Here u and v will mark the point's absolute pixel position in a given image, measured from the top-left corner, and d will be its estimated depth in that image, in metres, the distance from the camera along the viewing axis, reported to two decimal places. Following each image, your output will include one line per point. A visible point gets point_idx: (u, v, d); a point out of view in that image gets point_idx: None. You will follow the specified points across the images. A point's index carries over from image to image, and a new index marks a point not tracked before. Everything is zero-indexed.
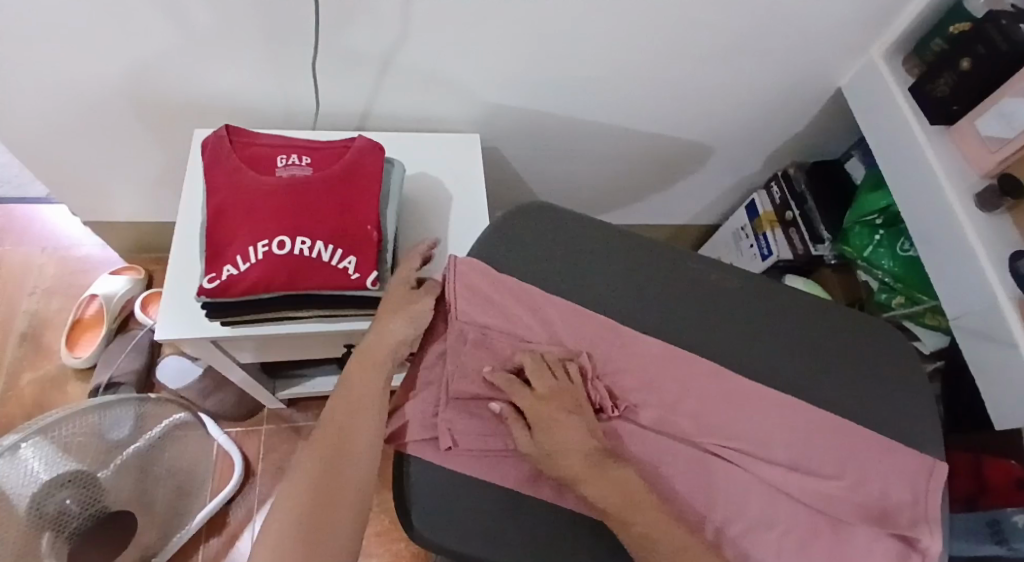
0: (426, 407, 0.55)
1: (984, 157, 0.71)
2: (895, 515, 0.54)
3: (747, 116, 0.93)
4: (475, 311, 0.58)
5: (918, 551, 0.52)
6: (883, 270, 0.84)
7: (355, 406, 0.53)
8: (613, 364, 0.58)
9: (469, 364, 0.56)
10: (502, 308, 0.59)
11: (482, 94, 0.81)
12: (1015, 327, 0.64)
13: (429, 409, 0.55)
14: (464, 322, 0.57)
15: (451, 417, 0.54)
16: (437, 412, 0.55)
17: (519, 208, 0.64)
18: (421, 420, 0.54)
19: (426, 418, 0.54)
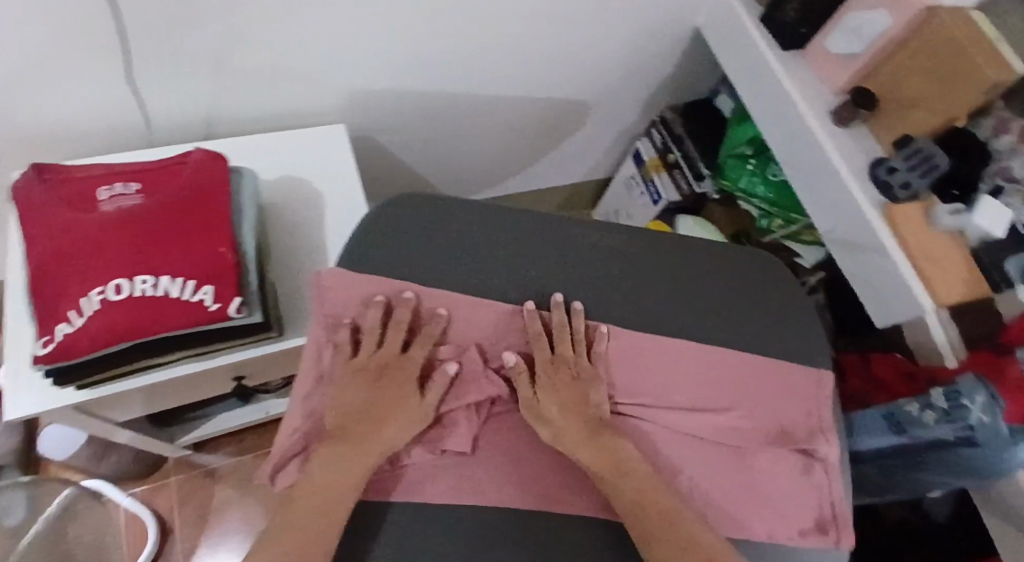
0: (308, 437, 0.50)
1: (837, 75, 0.75)
2: (791, 433, 0.56)
3: (619, 66, 0.92)
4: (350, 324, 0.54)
5: (818, 460, 0.55)
6: (759, 197, 0.89)
7: (360, 455, 0.49)
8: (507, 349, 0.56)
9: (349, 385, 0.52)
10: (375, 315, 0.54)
11: (338, 85, 0.75)
12: (880, 234, 0.69)
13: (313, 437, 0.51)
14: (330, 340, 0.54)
15: None
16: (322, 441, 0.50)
17: (390, 201, 0.61)
18: (297, 452, 0.50)
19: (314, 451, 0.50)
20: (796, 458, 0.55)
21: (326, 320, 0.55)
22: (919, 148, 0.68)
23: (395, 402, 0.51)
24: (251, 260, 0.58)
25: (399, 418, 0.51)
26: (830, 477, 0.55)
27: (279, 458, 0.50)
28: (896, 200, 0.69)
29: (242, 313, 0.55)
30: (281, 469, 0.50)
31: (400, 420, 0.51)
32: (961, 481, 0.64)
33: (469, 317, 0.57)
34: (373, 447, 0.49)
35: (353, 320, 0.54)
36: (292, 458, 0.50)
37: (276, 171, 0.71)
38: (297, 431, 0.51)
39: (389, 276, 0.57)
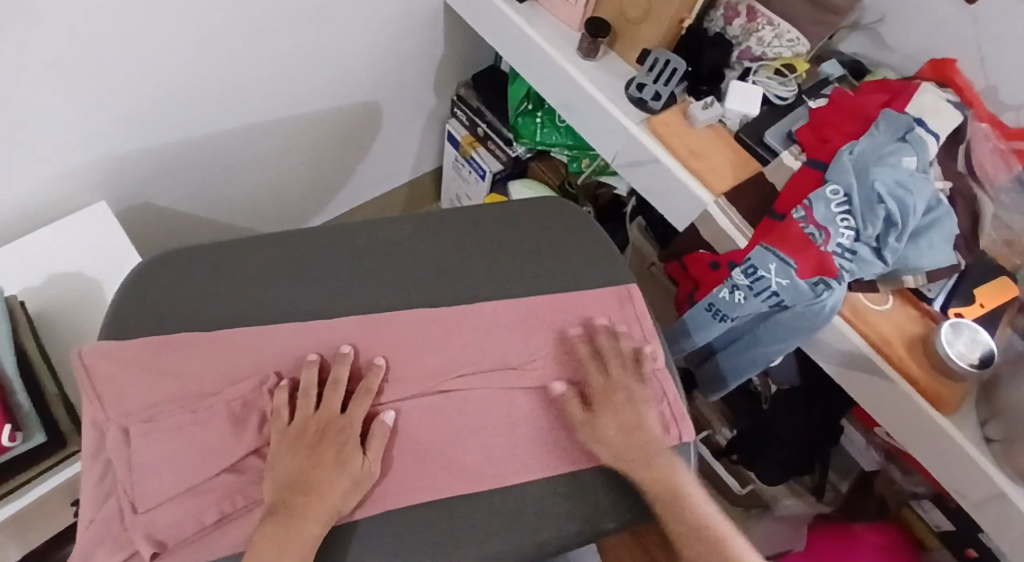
0: (113, 521, 0.45)
1: (570, 13, 0.78)
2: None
3: (388, 59, 0.92)
4: (129, 399, 0.49)
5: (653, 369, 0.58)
6: (558, 145, 0.94)
7: (318, 462, 0.47)
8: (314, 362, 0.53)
9: (146, 459, 0.47)
10: (165, 375, 0.50)
11: (81, 168, 0.72)
12: (649, 145, 0.72)
13: (118, 518, 0.46)
14: (113, 420, 0.48)
15: (150, 518, 0.45)
16: (128, 522, 0.45)
17: (164, 256, 0.58)
18: (98, 550, 0.44)
19: (118, 536, 0.45)
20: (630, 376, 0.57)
21: (98, 396, 0.49)
22: (656, 59, 0.74)
23: (339, 456, 0.47)
24: (17, 381, 0.56)
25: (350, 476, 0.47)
26: (664, 383, 0.58)
27: (81, 551, 0.44)
28: (654, 112, 0.73)
29: (19, 439, 0.53)
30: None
31: (339, 481, 0.46)
32: (791, 342, 0.69)
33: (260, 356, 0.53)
34: (323, 504, 0.45)
35: (131, 388, 0.49)
36: (97, 548, 0.45)
37: (39, 275, 0.67)
38: (101, 517, 0.46)
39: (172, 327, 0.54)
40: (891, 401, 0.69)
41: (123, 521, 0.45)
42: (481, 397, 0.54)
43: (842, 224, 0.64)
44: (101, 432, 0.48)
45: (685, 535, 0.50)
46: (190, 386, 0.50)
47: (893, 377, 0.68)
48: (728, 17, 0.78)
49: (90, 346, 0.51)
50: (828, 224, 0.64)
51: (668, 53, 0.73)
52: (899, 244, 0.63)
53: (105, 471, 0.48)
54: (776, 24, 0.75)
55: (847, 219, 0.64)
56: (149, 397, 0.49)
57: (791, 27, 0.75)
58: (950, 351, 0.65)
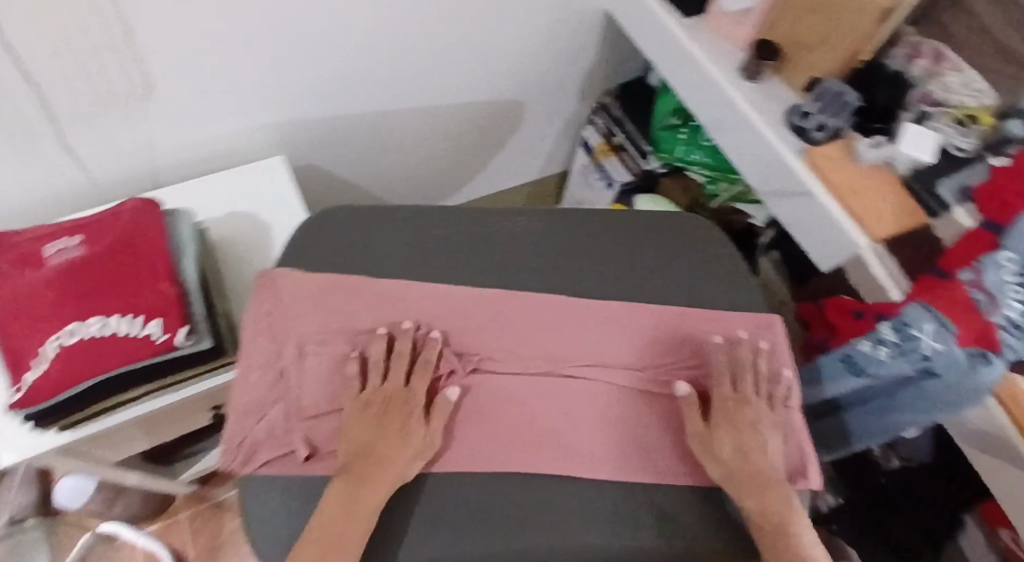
0: (275, 423, 0.54)
1: (737, 32, 0.76)
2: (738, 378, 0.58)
3: (542, 60, 0.95)
4: (299, 322, 0.56)
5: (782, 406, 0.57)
6: (698, 164, 0.92)
7: (392, 448, 0.51)
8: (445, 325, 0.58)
9: (310, 377, 0.55)
10: (328, 308, 0.57)
11: (262, 123, 0.80)
12: (803, 177, 0.70)
13: (280, 421, 0.54)
14: (286, 338, 0.56)
15: (305, 428, 0.54)
16: (291, 425, 0.54)
17: (320, 211, 0.64)
18: (261, 442, 0.54)
19: (276, 435, 0.54)
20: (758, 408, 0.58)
21: (275, 317, 0.56)
22: (827, 88, 0.70)
23: (402, 431, 0.52)
24: (195, 290, 0.63)
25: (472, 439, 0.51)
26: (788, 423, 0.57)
27: (250, 441, 0.53)
28: (816, 142, 0.71)
29: (188, 340, 0.59)
30: (252, 452, 0.53)
31: (402, 452, 0.51)
32: (933, 415, 0.64)
33: (404, 305, 0.58)
34: (387, 473, 0.50)
35: (299, 316, 0.57)
36: (262, 443, 0.54)
37: (222, 209, 0.75)
38: (264, 418, 0.54)
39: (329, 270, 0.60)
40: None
41: (285, 424, 0.54)
42: (602, 390, 0.56)
43: (1013, 295, 0.57)
44: (272, 344, 0.56)
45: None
46: (348, 322, 0.57)
47: None
48: (910, 56, 0.74)
49: (275, 269, 0.59)
50: (998, 294, 0.57)
51: (840, 84, 0.70)
52: None
53: (270, 381, 0.55)
54: (964, 71, 0.71)
55: (1020, 291, 0.57)
56: (312, 325, 0.56)
57: (981, 76, 0.70)
58: None
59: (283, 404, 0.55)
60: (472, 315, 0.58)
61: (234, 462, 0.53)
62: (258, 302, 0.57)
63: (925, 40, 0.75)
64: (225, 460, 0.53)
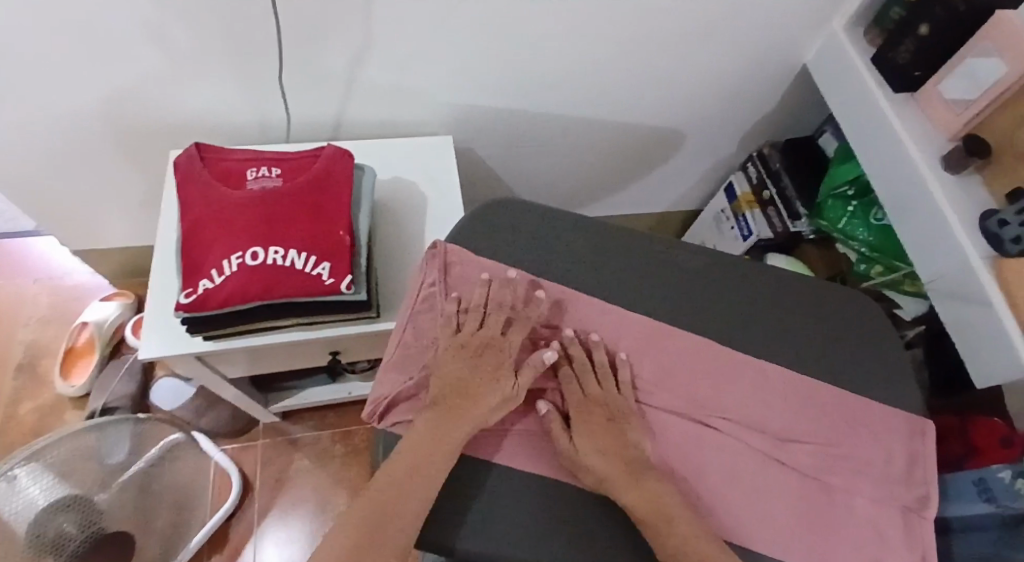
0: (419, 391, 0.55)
1: (950, 120, 0.74)
2: (872, 471, 0.57)
3: (721, 99, 0.94)
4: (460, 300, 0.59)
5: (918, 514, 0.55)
6: (859, 241, 0.87)
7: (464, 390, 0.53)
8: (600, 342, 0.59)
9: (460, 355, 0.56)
10: None
11: (450, 99, 0.82)
12: (987, 285, 0.66)
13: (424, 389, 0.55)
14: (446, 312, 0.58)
15: None
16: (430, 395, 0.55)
17: (496, 200, 0.66)
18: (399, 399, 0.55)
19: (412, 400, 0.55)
20: (895, 506, 0.55)
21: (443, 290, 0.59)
22: None
23: (482, 389, 0.53)
24: (364, 246, 0.64)
25: (616, 454, 0.51)
26: (923, 533, 0.55)
27: (390, 399, 0.55)
28: (1008, 255, 0.66)
29: (351, 290, 0.61)
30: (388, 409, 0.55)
31: (493, 393, 0.53)
32: None
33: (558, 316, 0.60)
34: (455, 431, 0.51)
35: (459, 296, 0.58)
36: (401, 403, 0.55)
37: (389, 173, 0.78)
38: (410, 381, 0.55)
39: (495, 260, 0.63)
40: None
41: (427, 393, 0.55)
42: (740, 450, 0.55)
43: None
44: (432, 315, 0.58)
45: None
46: (506, 314, 0.59)
47: None
48: None
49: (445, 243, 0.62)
50: None
51: None
52: None
53: (422, 348, 0.57)
54: None
55: None
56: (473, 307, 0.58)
57: None
58: None
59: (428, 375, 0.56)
60: (626, 339, 0.60)
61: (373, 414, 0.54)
62: (430, 270, 0.60)
63: None
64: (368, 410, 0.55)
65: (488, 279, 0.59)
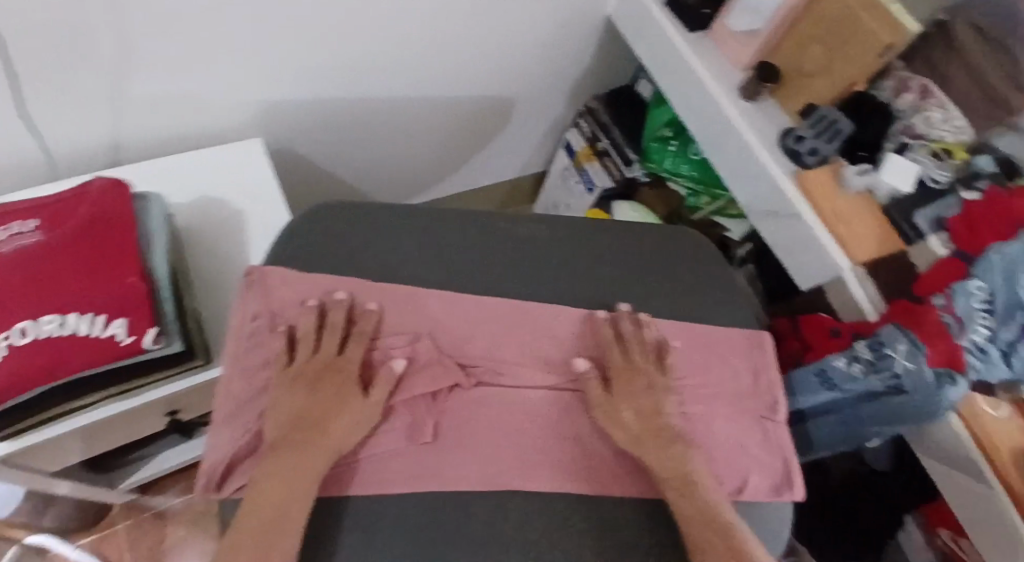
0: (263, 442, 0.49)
1: (741, 52, 0.78)
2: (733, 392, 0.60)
3: (537, 62, 0.93)
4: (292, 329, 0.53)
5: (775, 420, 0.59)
6: (684, 177, 0.94)
7: (315, 421, 0.49)
8: (454, 335, 0.57)
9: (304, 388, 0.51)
10: (325, 314, 0.54)
11: (245, 102, 0.74)
12: (795, 199, 0.72)
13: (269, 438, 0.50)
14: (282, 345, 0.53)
15: None
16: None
17: (323, 205, 0.63)
18: (245, 455, 0.49)
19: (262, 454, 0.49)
20: (750, 418, 0.59)
21: (272, 322, 0.54)
22: (822, 115, 0.73)
23: (331, 417, 0.49)
24: (165, 287, 0.57)
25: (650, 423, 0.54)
26: (782, 436, 0.59)
27: (228, 460, 0.48)
28: (807, 166, 0.73)
29: (158, 344, 0.54)
30: (228, 473, 0.48)
31: (347, 418, 0.50)
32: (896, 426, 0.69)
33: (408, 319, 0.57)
34: (308, 465, 0.46)
35: (288, 325, 0.54)
36: (242, 461, 0.49)
37: (190, 195, 0.69)
38: (247, 434, 0.49)
39: (332, 271, 0.59)
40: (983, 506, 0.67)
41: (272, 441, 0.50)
42: (610, 404, 0.56)
43: (981, 321, 0.62)
44: (263, 350, 0.53)
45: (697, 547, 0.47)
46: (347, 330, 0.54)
47: (993, 484, 0.66)
48: (897, 90, 0.77)
49: (263, 266, 0.56)
50: (966, 318, 0.63)
51: (836, 113, 0.72)
52: None
53: (255, 394, 0.51)
54: (948, 109, 0.74)
55: (986, 317, 0.63)
56: (305, 330, 0.53)
57: (962, 114, 0.74)
58: None
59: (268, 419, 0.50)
60: (480, 325, 0.58)
61: (208, 485, 0.48)
62: (248, 299, 0.55)
63: (913, 75, 0.77)
64: (201, 481, 0.48)
65: (316, 302, 0.55)
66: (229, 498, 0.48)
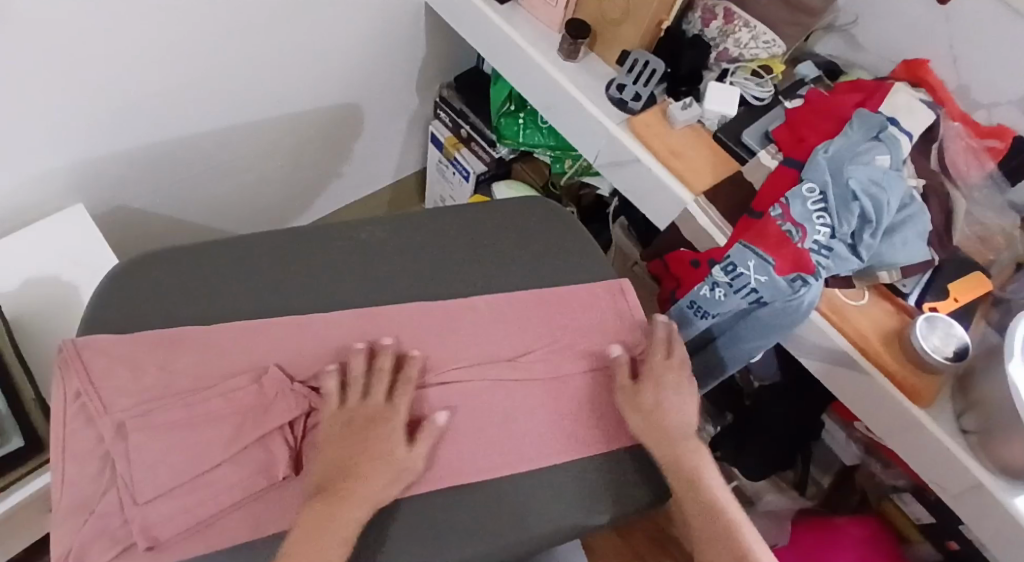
0: (109, 519, 0.44)
1: (551, 13, 0.80)
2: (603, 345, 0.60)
3: (369, 62, 0.93)
4: (122, 391, 0.49)
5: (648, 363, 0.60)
6: (540, 146, 0.96)
7: (347, 471, 0.46)
8: (303, 358, 0.54)
9: (149, 449, 0.46)
10: (160, 368, 0.50)
11: (60, 168, 0.72)
12: (630, 145, 0.74)
13: (115, 512, 0.44)
14: (111, 414, 0.47)
15: (142, 510, 0.44)
16: (126, 515, 0.44)
17: (135, 258, 0.58)
18: (89, 538, 0.43)
19: (114, 530, 0.44)
20: None
21: (94, 390, 0.48)
22: (636, 60, 0.75)
23: (362, 462, 0.47)
24: None
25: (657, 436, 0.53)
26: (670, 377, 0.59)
27: (73, 548, 0.43)
28: (635, 113, 0.75)
29: None
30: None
31: (383, 471, 0.46)
32: (771, 337, 0.71)
33: (237, 356, 0.53)
34: (350, 513, 0.44)
35: (110, 392, 0.48)
36: (91, 544, 0.43)
37: (15, 278, 0.66)
38: (95, 515, 0.44)
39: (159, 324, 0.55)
40: (866, 390, 0.70)
41: (121, 514, 0.44)
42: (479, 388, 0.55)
43: (819, 222, 0.66)
44: (93, 427, 0.47)
45: (699, 522, 0.50)
46: (187, 382, 0.50)
47: (868, 368, 0.69)
48: (705, 20, 0.78)
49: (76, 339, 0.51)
50: (805, 222, 0.65)
51: (646, 54, 0.75)
52: (872, 241, 0.67)
53: (96, 473, 0.46)
54: (753, 26, 0.77)
55: (824, 216, 0.66)
56: (138, 397, 0.49)
57: (767, 30, 0.77)
58: (925, 344, 0.66)
59: (115, 494, 0.45)
60: (331, 340, 0.55)
61: None
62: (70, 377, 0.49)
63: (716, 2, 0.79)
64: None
65: (149, 356, 0.51)
66: None
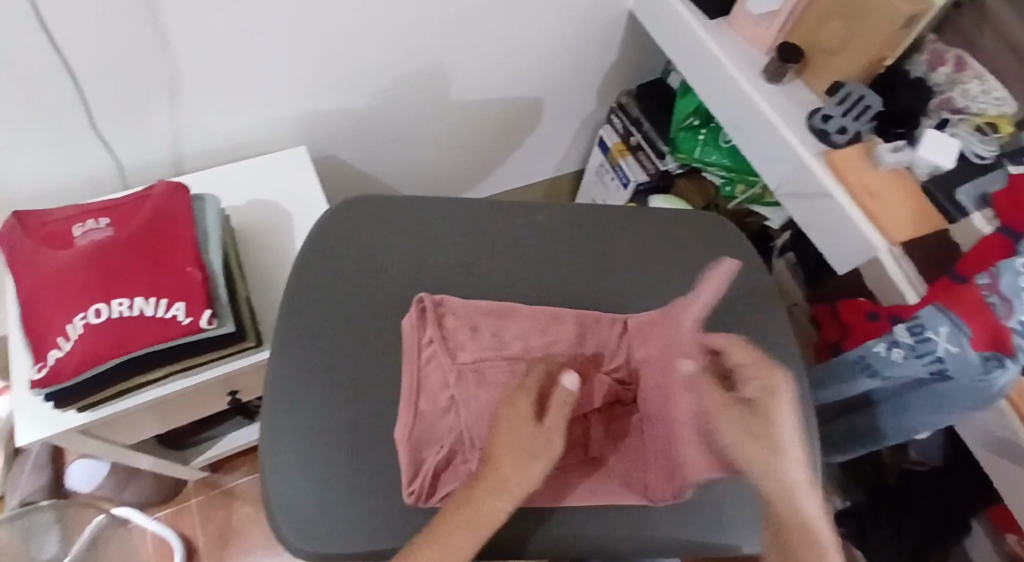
0: (458, 455, 0.53)
1: (762, 34, 0.79)
2: None
3: (563, 61, 0.96)
4: (466, 352, 0.57)
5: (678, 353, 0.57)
6: (716, 165, 0.96)
7: (485, 504, 0.46)
8: (536, 342, 0.59)
9: (480, 405, 0.54)
10: (487, 336, 0.58)
11: (286, 112, 0.82)
12: (824, 178, 0.71)
13: (462, 449, 0.53)
14: (462, 366, 0.56)
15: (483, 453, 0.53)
16: (471, 455, 0.53)
17: (354, 200, 0.68)
18: (439, 466, 0.52)
19: (458, 466, 0.52)
20: None
21: (444, 345, 0.57)
22: (849, 93, 0.72)
23: (509, 455, 0.48)
24: (219, 276, 0.64)
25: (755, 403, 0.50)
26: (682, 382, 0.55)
27: (430, 471, 0.52)
28: (838, 145, 0.72)
29: (213, 324, 0.60)
30: (439, 488, 0.52)
31: (521, 450, 0.48)
32: (945, 418, 0.65)
33: (535, 338, 0.59)
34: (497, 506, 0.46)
35: (446, 347, 0.57)
36: (444, 472, 0.52)
37: (245, 198, 0.79)
38: (444, 448, 0.53)
39: (375, 258, 0.64)
40: None
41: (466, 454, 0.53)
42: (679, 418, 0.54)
43: None
44: (444, 371, 0.56)
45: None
46: (516, 351, 0.58)
47: None
48: (932, 63, 0.75)
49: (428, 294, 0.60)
50: (1015, 296, 0.55)
51: (863, 88, 0.71)
52: None
53: (443, 412, 0.55)
54: (986, 79, 0.71)
55: None
56: (478, 355, 0.57)
57: (1002, 84, 0.70)
58: None
59: (460, 435, 0.54)
60: (515, 316, 0.60)
61: (418, 496, 0.51)
62: (424, 326, 0.58)
63: (948, 48, 0.75)
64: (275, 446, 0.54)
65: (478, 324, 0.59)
66: (296, 466, 0.54)
